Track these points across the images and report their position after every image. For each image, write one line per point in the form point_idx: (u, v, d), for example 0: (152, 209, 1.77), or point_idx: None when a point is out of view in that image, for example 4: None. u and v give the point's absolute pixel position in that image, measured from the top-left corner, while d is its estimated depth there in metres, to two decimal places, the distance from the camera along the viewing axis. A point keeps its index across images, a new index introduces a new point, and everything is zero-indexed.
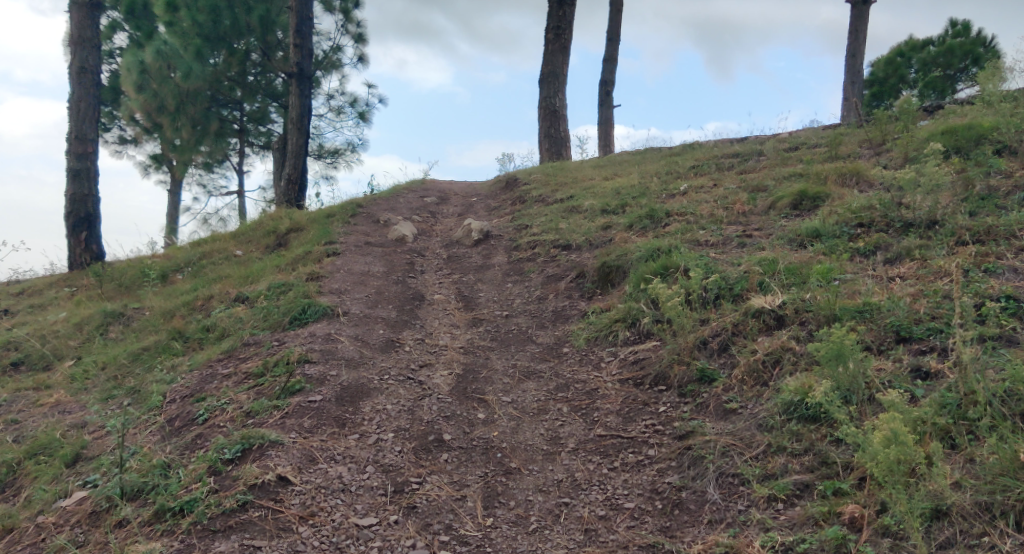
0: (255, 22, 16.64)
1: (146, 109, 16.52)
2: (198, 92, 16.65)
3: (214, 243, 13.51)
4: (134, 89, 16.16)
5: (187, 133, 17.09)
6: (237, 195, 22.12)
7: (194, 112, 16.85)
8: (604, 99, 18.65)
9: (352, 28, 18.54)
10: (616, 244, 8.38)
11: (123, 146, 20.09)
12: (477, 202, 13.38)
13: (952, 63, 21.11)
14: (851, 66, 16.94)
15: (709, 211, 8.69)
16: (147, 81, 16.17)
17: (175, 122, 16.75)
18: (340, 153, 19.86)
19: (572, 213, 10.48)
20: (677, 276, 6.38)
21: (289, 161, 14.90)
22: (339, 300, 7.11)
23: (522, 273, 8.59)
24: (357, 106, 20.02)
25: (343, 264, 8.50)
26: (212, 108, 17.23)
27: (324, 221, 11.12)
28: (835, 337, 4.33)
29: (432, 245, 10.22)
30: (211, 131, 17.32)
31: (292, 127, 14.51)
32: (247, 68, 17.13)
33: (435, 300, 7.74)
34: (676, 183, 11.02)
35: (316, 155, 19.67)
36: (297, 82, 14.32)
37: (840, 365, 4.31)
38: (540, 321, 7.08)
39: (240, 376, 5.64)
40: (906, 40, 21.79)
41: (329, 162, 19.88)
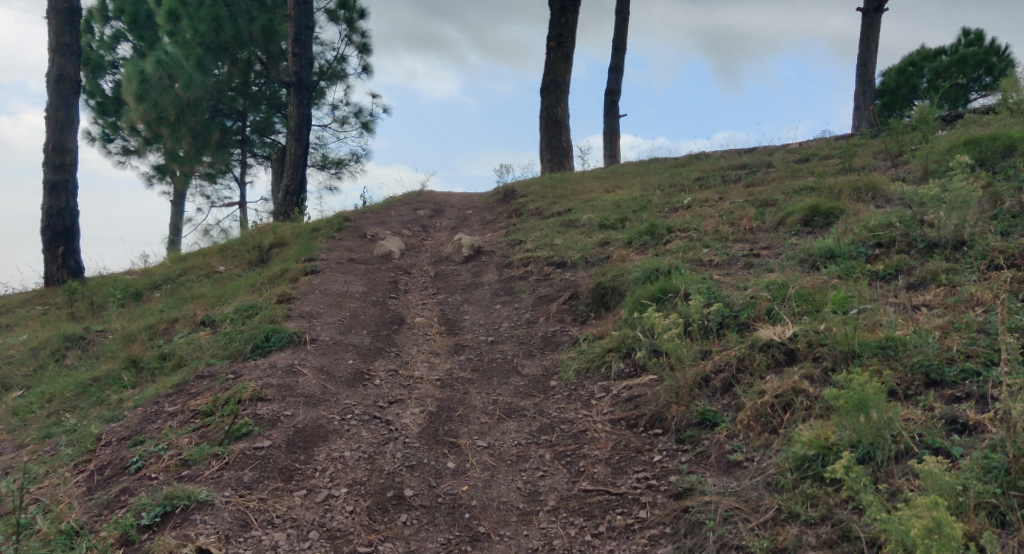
0: (258, 32, 16.22)
1: (146, 119, 15.87)
2: (199, 102, 16.01)
3: (198, 258, 12.97)
4: (134, 99, 15.46)
5: (188, 144, 16.31)
6: (239, 205, 21.67)
7: (195, 122, 16.19)
8: (610, 108, 18.07)
9: (356, 38, 18.02)
10: (613, 263, 7.79)
11: (126, 157, 19.52)
12: (472, 215, 12.82)
13: (965, 72, 20.53)
14: (862, 74, 16.33)
15: (714, 228, 8.09)
16: (148, 91, 15.42)
17: (176, 133, 16.03)
18: (344, 164, 19.31)
19: (569, 228, 9.89)
20: (677, 302, 5.76)
21: (286, 172, 14.34)
22: (308, 325, 6.53)
23: (512, 292, 8.01)
24: (361, 116, 19.49)
25: (320, 283, 7.93)
26: (213, 118, 16.66)
27: (308, 235, 10.56)
28: (857, 383, 3.66)
29: (419, 261, 9.64)
30: (212, 141, 16.72)
31: (291, 138, 13.94)
32: (248, 78, 16.66)
33: (416, 324, 7.16)
34: (679, 196, 10.43)
35: (320, 166, 19.13)
36: (295, 92, 13.80)
37: (862, 415, 3.67)
38: (527, 348, 6.48)
39: (185, 417, 5.08)
40: (918, 49, 21.16)
41: (332, 173, 19.34)
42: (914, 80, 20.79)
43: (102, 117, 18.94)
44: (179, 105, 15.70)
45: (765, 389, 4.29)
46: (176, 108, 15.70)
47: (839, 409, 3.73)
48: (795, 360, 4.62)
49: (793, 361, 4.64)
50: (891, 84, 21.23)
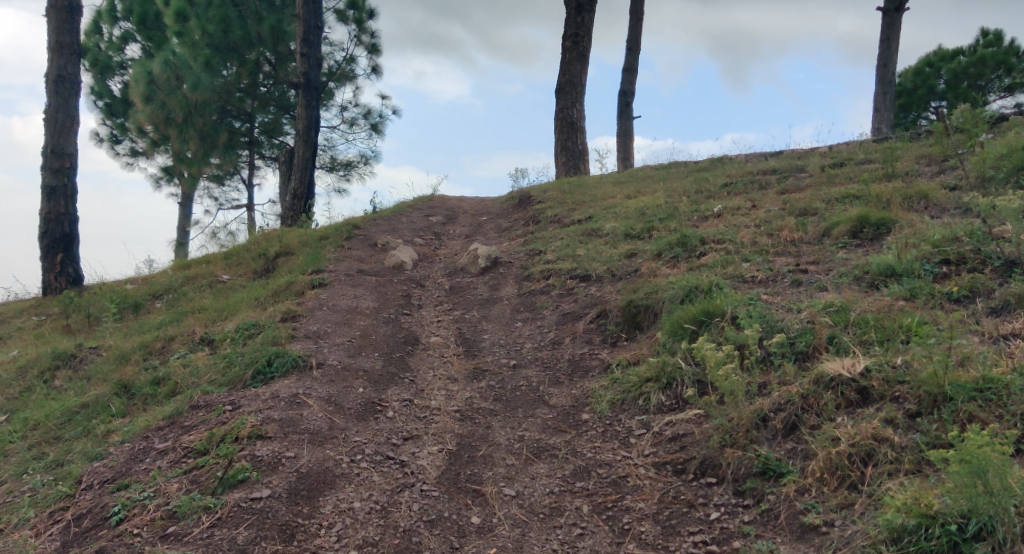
0: (266, 32, 15.66)
1: (154, 121, 15.34)
2: (207, 103, 15.42)
3: (201, 266, 12.45)
4: (142, 100, 15.03)
5: (196, 146, 15.77)
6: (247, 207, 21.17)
7: (202, 123, 15.60)
8: (624, 110, 17.50)
9: (365, 38, 17.47)
10: (643, 278, 7.23)
11: (135, 158, 19.03)
12: (487, 221, 12.28)
13: (984, 73, 19.92)
14: (882, 75, 15.69)
15: (749, 239, 7.52)
16: (155, 92, 14.96)
17: (183, 135, 15.48)
18: (353, 166, 18.79)
19: (591, 237, 9.33)
20: (724, 328, 5.19)
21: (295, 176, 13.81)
22: (315, 347, 5.97)
23: (534, 309, 7.46)
24: (370, 118, 18.95)
25: (329, 299, 7.39)
26: (220, 120, 16.08)
27: (316, 244, 10.01)
28: (971, 447, 3.36)
29: (433, 273, 9.09)
30: (219, 143, 16.13)
31: (300, 140, 13.40)
32: (256, 79, 16.07)
33: (432, 344, 6.61)
34: (707, 203, 9.85)
35: (329, 168, 18.60)
36: (304, 93, 13.24)
37: (979, 482, 3.33)
38: (553, 373, 5.92)
39: (175, 456, 4.49)
40: (934, 50, 20.25)
41: (341, 175, 18.82)
42: (932, 81, 20.15)
43: (111, 118, 18.45)
44: (187, 107, 15.18)
45: (840, 435, 3.90)
46: (184, 110, 15.17)
47: (950, 474, 3.41)
48: (870, 400, 4.11)
49: (866, 400, 4.13)
50: (908, 85, 20.58)
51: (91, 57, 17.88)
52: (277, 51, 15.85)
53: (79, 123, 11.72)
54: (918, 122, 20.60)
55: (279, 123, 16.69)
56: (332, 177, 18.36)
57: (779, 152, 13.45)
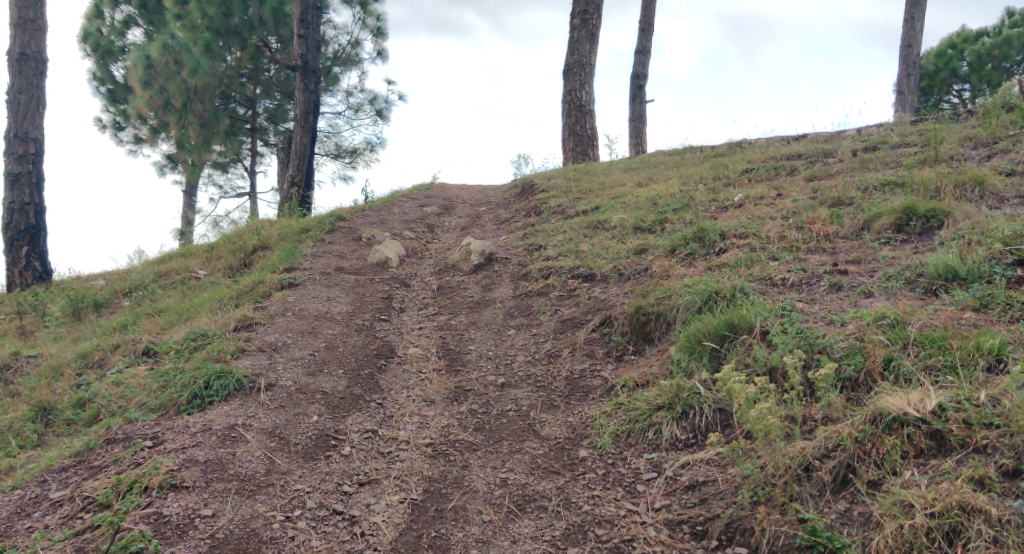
0: (268, 14, 14.95)
1: (152, 107, 14.24)
2: (208, 88, 14.40)
3: (180, 261, 11.63)
4: (139, 86, 13.85)
5: (195, 133, 14.73)
6: (250, 194, 20.31)
7: (202, 109, 14.63)
8: (637, 93, 16.51)
9: (371, 21, 16.50)
10: (654, 280, 6.31)
11: (139, 146, 17.90)
12: (486, 212, 11.40)
13: (1009, 55, 18.53)
14: (906, 56, 14.65)
15: (776, 233, 6.58)
16: (154, 78, 13.82)
17: (183, 122, 14.47)
18: (359, 153, 17.88)
19: (596, 231, 8.41)
20: (755, 347, 4.29)
21: (291, 163, 12.92)
22: (267, 365, 5.07)
23: (530, 313, 6.57)
24: (375, 103, 18.05)
25: (298, 303, 6.52)
26: (220, 105, 15.21)
27: (295, 238, 9.14)
28: None
29: (421, 271, 8.20)
30: (220, 130, 15.10)
31: (298, 125, 12.52)
32: (258, 62, 15.28)
33: (409, 357, 5.73)
34: (725, 192, 8.91)
35: (333, 156, 17.68)
36: (301, 77, 12.34)
37: None
38: (547, 396, 5.01)
39: (69, 509, 3.70)
40: (958, 30, 19.18)
41: (346, 162, 17.89)
42: (955, 64, 19.02)
43: (113, 105, 17.23)
44: (186, 92, 14.14)
45: (914, 502, 3.25)
46: (183, 95, 14.14)
47: None
48: (946, 448, 3.42)
49: (941, 448, 3.43)
50: (930, 68, 19.43)
51: (91, 42, 16.68)
52: (280, 33, 15.19)
53: (44, 106, 10.85)
54: (939, 107, 19.49)
55: (285, 108, 15.90)
56: (336, 164, 17.45)
57: (802, 136, 12.48)
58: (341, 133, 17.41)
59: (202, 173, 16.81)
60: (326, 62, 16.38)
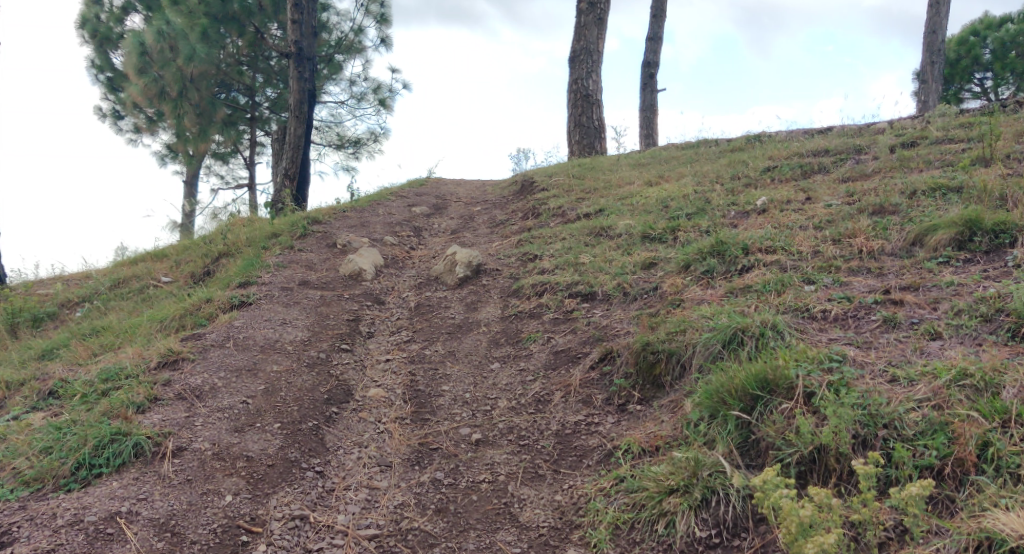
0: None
1: (147, 96, 13.37)
2: (205, 75, 13.42)
3: (147, 265, 10.68)
4: (134, 73, 13.03)
5: (192, 123, 13.79)
6: (249, 188, 19.27)
7: (198, 98, 13.52)
8: (647, 82, 15.42)
9: (374, 7, 15.44)
10: (664, 305, 5.30)
11: (138, 136, 16.86)
12: (480, 212, 10.42)
13: None
14: (932, 43, 13.52)
15: (808, 247, 5.56)
16: (149, 65, 12.99)
17: (178, 112, 13.40)
18: (362, 143, 16.80)
19: (599, 239, 7.41)
20: (803, 422, 3.28)
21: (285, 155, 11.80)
22: (183, 422, 4.08)
23: (518, 342, 5.58)
24: (379, 92, 16.98)
25: (244, 330, 5.53)
26: (218, 96, 14.13)
27: (261, 244, 8.17)
28: None
29: (399, 284, 7.22)
30: (218, 119, 14.11)
31: (292, 115, 11.44)
32: (259, 51, 14.19)
33: (368, 403, 4.72)
34: (744, 195, 7.90)
35: (335, 147, 16.61)
36: (295, 64, 11.29)
37: None
38: (530, 460, 3.97)
39: None
40: (981, 17, 17.96)
41: (349, 154, 16.86)
42: (977, 51, 17.76)
43: (112, 94, 16.06)
44: (182, 80, 13.17)
45: None
46: (178, 83, 13.10)
47: None
48: None
49: None
50: (950, 55, 18.21)
51: (89, 28, 15.62)
52: (280, 20, 14.08)
53: None
54: (960, 97, 18.28)
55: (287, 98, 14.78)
56: (338, 155, 16.42)
57: (827, 129, 11.41)
58: (342, 123, 16.32)
59: (200, 165, 15.76)
60: (328, 49, 15.01)
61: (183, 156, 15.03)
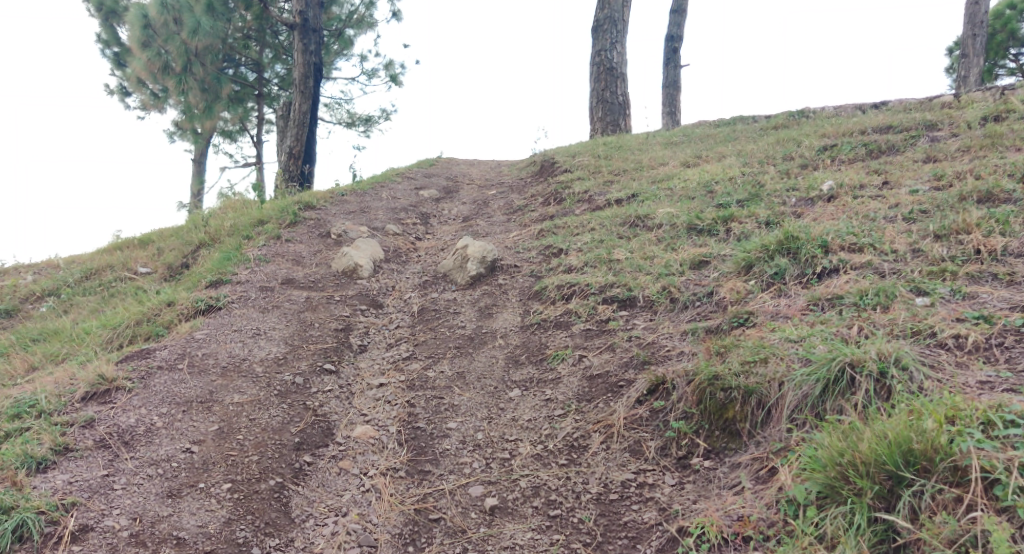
0: None
1: (150, 71, 12.20)
2: (211, 49, 12.23)
3: (127, 253, 9.65)
4: (137, 47, 11.91)
5: (196, 100, 12.46)
6: (256, 166, 18.14)
7: (204, 73, 12.31)
8: (671, 56, 14.24)
9: None
10: (727, 318, 4.25)
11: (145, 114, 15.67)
12: (497, 196, 9.37)
13: None
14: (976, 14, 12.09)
15: (905, 244, 4.49)
16: (153, 39, 11.85)
17: (182, 87, 12.16)
18: (373, 121, 15.70)
19: (635, 231, 6.33)
20: (984, 522, 2.59)
21: (288, 133, 10.64)
22: (96, 487, 3.23)
23: (542, 361, 4.53)
24: (391, 68, 15.82)
25: (207, 345, 4.49)
26: (226, 70, 12.88)
27: (245, 233, 7.13)
28: None
29: (401, 283, 6.18)
30: (225, 96, 12.77)
31: (297, 90, 10.28)
32: (267, 24, 12.98)
33: (352, 447, 3.67)
34: (803, 179, 6.79)
35: (345, 125, 15.51)
36: (300, 35, 10.17)
37: None
38: (564, 544, 3.12)
39: None
40: None
41: (361, 132, 15.74)
42: (1015, 24, 16.24)
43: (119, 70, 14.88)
44: (187, 55, 11.98)
45: None
46: (183, 57, 11.96)
47: None
48: None
49: None
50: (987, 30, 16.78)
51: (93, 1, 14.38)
52: None
53: None
54: (996, 73, 16.93)
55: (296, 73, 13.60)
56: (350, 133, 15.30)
57: (881, 105, 10.24)
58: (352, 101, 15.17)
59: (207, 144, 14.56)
60: (336, 23, 13.62)
61: (189, 135, 13.79)
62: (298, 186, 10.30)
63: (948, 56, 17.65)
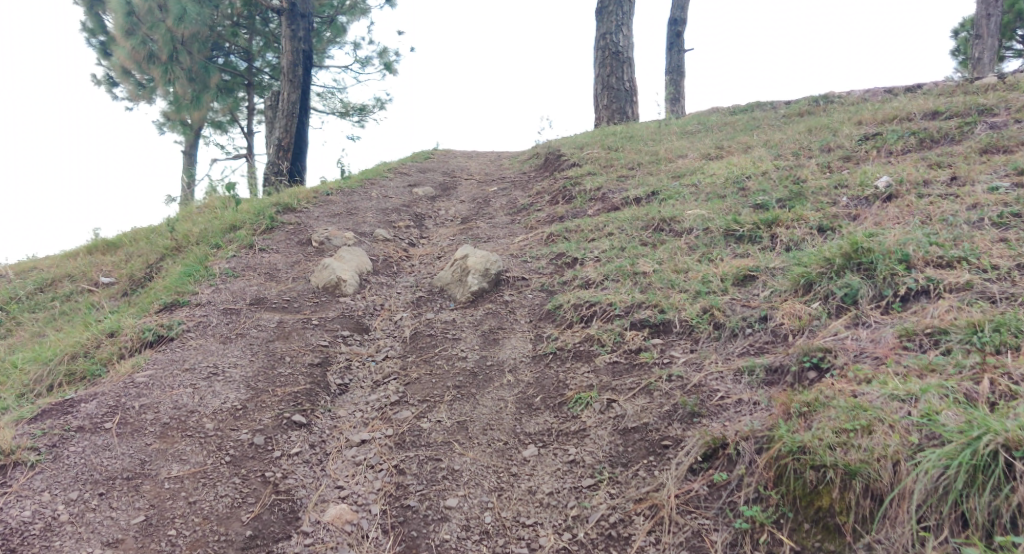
0: None
1: (135, 60, 11.30)
2: (198, 36, 11.26)
3: (93, 259, 8.76)
4: (121, 35, 11.00)
5: (183, 91, 11.47)
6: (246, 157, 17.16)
7: (191, 62, 11.33)
8: (674, 41, 13.35)
9: None
10: (795, 355, 3.40)
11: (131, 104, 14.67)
12: (500, 193, 8.52)
13: None
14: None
15: (1011, 261, 3.69)
16: (137, 26, 10.94)
17: (168, 77, 11.21)
18: (367, 111, 14.76)
19: (660, 237, 5.47)
20: None
21: (277, 124, 9.65)
22: None
23: (562, 406, 3.68)
24: (386, 56, 14.86)
25: (148, 392, 3.61)
26: (214, 59, 11.84)
27: (214, 241, 6.27)
28: None
29: (391, 300, 5.33)
30: (214, 86, 11.75)
31: (286, 79, 9.30)
32: (256, 10, 11.81)
33: (322, 540, 3.00)
34: (850, 173, 5.94)
35: (340, 116, 14.58)
36: (287, 20, 9.22)
37: None
38: None
39: None
40: None
41: (356, 122, 14.78)
42: None
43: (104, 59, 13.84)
44: (173, 43, 11.04)
45: None
46: (168, 46, 11.02)
47: None
48: None
49: None
50: None
51: None
52: None
53: None
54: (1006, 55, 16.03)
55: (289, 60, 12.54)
56: (346, 123, 14.32)
57: (914, 88, 9.37)
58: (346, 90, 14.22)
59: (197, 137, 13.51)
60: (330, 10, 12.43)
61: (178, 127, 12.78)
62: (288, 181, 9.33)
63: (958, 36, 16.73)
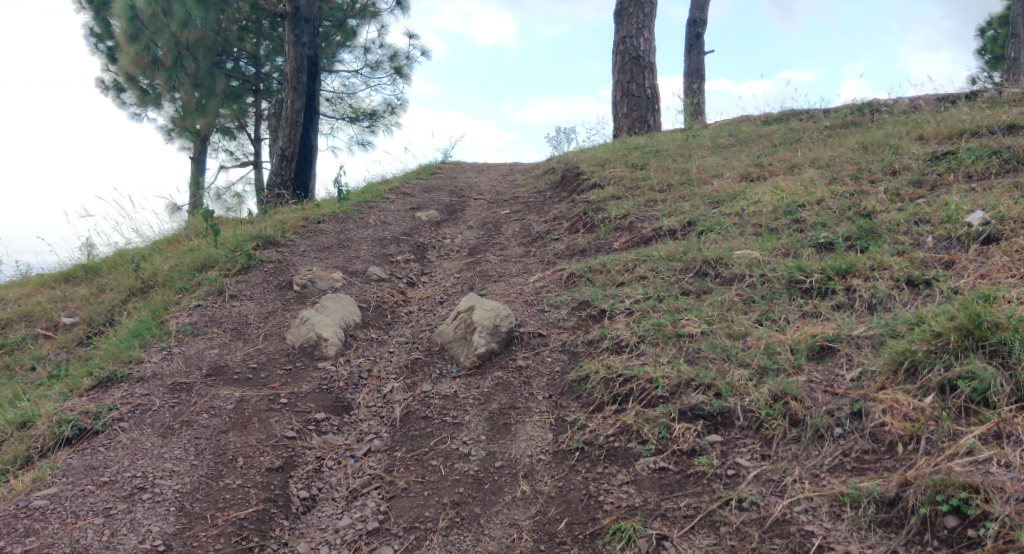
0: None
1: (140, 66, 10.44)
2: (204, 40, 10.31)
3: (60, 291, 7.89)
4: (125, 41, 10.16)
5: (188, 97, 10.58)
6: (255, 163, 16.24)
7: (197, 67, 10.43)
8: (694, 43, 12.39)
9: None
10: (922, 488, 2.70)
11: None
12: (512, 217, 7.61)
13: None
14: None
15: None
16: (142, 30, 10.06)
17: (172, 83, 10.41)
18: (378, 116, 13.76)
19: (705, 285, 4.54)
20: None
21: (280, 133, 8.66)
22: None
23: (593, 540, 2.94)
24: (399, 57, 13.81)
25: (40, 527, 3.01)
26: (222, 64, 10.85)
27: (179, 285, 5.39)
28: None
29: (380, 364, 4.41)
30: (220, 91, 10.77)
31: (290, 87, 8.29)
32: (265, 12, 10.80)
33: None
34: (928, 203, 4.98)
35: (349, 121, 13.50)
36: (289, 23, 8.20)
37: None
38: None
39: None
40: None
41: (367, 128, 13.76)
42: None
43: None
44: (177, 48, 10.16)
45: None
46: (172, 50, 10.16)
47: None
48: None
49: None
50: None
51: None
52: None
53: None
54: None
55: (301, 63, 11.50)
56: (357, 129, 13.30)
57: (972, 97, 8.34)
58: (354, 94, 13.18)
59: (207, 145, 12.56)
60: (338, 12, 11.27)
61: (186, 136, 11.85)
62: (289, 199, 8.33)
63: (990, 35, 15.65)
